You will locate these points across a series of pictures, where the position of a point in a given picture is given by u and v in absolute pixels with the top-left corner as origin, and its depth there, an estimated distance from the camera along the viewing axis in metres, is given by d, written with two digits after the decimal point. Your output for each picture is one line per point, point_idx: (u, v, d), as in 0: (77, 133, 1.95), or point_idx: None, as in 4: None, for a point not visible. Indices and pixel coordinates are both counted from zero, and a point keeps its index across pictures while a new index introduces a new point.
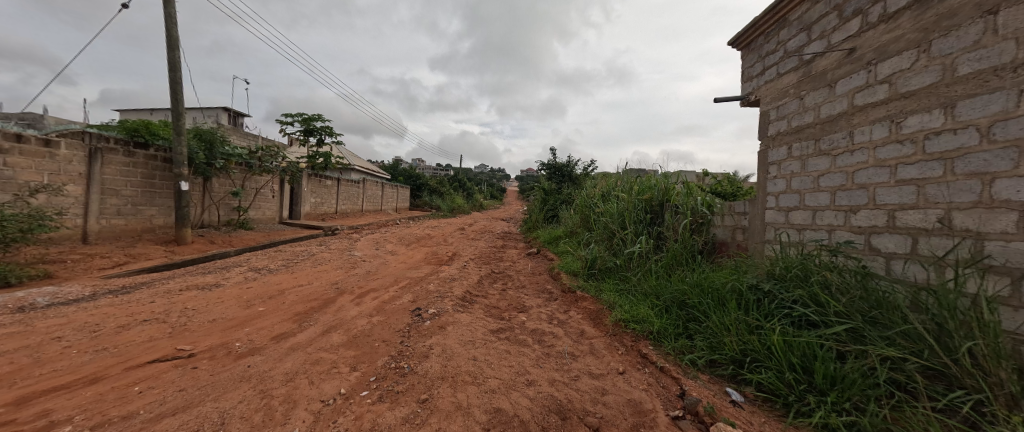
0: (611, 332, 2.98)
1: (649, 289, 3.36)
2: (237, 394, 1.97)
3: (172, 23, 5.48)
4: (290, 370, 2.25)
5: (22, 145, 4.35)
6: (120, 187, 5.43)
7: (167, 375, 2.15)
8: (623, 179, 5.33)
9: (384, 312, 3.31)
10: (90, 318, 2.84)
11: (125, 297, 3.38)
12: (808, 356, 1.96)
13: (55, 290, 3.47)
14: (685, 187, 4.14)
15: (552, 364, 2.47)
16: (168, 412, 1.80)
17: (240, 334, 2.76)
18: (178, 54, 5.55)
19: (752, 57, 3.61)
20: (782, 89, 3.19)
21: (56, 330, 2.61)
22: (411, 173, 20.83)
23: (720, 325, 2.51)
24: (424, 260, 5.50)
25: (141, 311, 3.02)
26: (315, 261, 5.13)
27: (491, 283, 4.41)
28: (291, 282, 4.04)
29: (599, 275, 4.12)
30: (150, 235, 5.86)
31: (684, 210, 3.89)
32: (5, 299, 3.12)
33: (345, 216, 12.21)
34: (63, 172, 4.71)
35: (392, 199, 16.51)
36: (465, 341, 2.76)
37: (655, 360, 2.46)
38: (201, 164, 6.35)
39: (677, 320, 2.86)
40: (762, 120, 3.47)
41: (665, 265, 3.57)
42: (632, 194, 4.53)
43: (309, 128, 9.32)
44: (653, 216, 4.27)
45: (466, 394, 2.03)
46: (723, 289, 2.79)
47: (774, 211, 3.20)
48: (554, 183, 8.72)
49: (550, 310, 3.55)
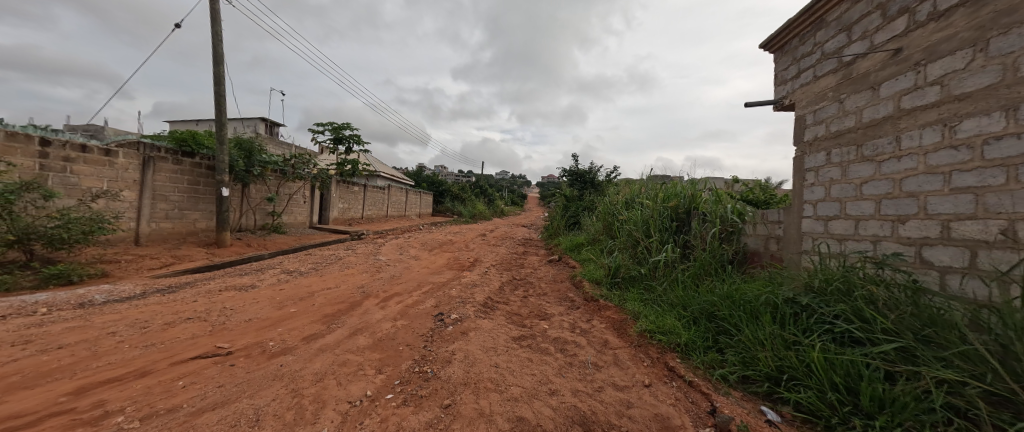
0: (636, 343, 2.90)
1: (676, 299, 3.26)
2: (270, 392, 2.05)
3: (217, 40, 5.87)
4: (319, 371, 2.32)
5: (86, 154, 4.75)
6: (169, 193, 5.83)
7: (207, 371, 2.27)
8: (647, 186, 5.22)
9: (408, 316, 3.37)
10: (140, 315, 3.05)
11: (171, 295, 3.61)
12: (852, 376, 1.84)
13: (111, 288, 3.75)
14: (713, 194, 4.01)
15: (575, 374, 2.43)
16: (208, 407, 1.89)
17: (273, 334, 2.88)
18: (221, 68, 5.93)
19: (787, 60, 3.48)
20: (820, 93, 3.05)
21: (111, 325, 2.81)
22: (433, 180, 21.18)
23: (753, 339, 2.40)
24: (446, 266, 5.56)
25: (184, 310, 3.21)
26: (343, 265, 5.29)
27: (513, 290, 4.40)
28: (320, 285, 4.18)
29: (623, 284, 4.03)
30: (194, 238, 6.24)
31: (713, 218, 3.75)
32: (68, 296, 3.40)
33: (370, 221, 12.58)
34: (120, 179, 5.11)
35: (415, 205, 16.87)
36: (488, 348, 2.77)
37: (682, 374, 2.38)
38: (240, 171, 6.74)
39: (706, 332, 2.75)
40: (798, 124, 3.32)
41: (693, 275, 3.45)
42: (657, 201, 4.44)
43: (339, 136, 9.70)
44: (679, 223, 4.16)
45: (489, 401, 2.03)
46: (756, 301, 2.67)
47: (812, 220, 3.03)
48: (576, 189, 8.64)
49: (572, 318, 3.50)
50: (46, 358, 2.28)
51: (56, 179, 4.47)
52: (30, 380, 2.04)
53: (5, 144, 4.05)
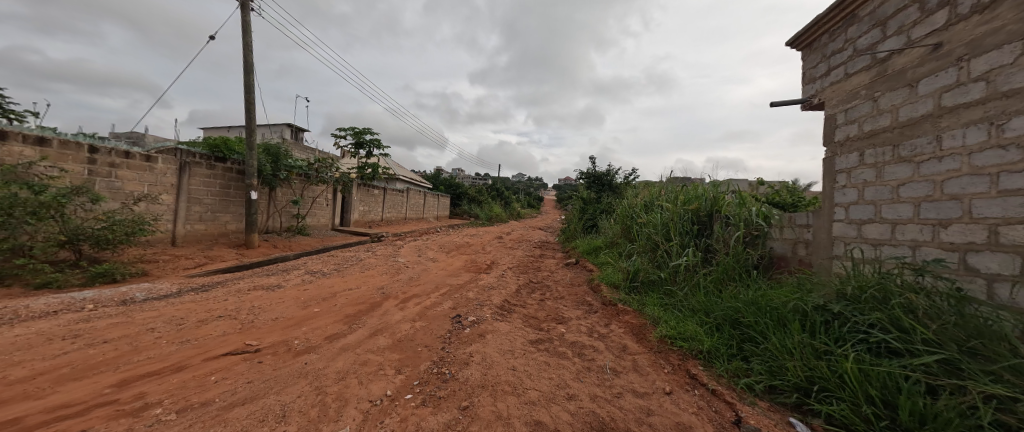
0: (656, 349, 2.84)
1: (697, 305, 3.17)
2: (296, 389, 2.12)
3: (247, 51, 6.15)
4: (341, 370, 2.38)
5: (129, 160, 5.05)
6: (203, 196, 6.13)
7: (237, 368, 2.37)
8: (667, 188, 5.13)
9: (427, 318, 3.41)
10: (177, 312, 3.21)
11: (204, 294, 3.78)
12: (889, 388, 1.74)
13: (150, 286, 3.97)
14: (736, 197, 3.89)
15: (593, 379, 2.40)
16: (238, 401, 1.97)
17: (298, 332, 2.98)
18: (251, 77, 6.20)
19: (815, 57, 3.35)
20: (852, 91, 2.92)
21: (150, 322, 2.98)
22: (451, 182, 21.43)
23: (781, 347, 2.31)
24: (463, 268, 5.61)
25: (216, 308, 3.36)
26: (363, 266, 5.43)
27: (530, 293, 4.39)
28: (342, 286, 4.29)
29: (642, 289, 3.96)
30: (225, 239, 6.53)
31: (737, 222, 3.63)
32: (112, 293, 3.62)
33: (389, 223, 12.85)
34: (158, 183, 5.41)
35: (433, 208, 17.09)
36: (505, 351, 2.77)
37: (705, 382, 2.32)
38: (268, 175, 7.03)
39: (730, 339, 2.67)
40: (827, 124, 3.19)
41: (716, 280, 3.35)
42: (678, 204, 4.35)
43: (360, 141, 9.97)
44: (701, 227, 4.07)
45: (507, 404, 2.03)
46: (784, 308, 2.57)
47: (843, 224, 2.89)
48: (594, 192, 8.55)
49: (590, 322, 3.46)
50: (93, 352, 2.44)
51: (102, 183, 4.78)
52: (79, 372, 2.18)
53: (58, 152, 4.37)
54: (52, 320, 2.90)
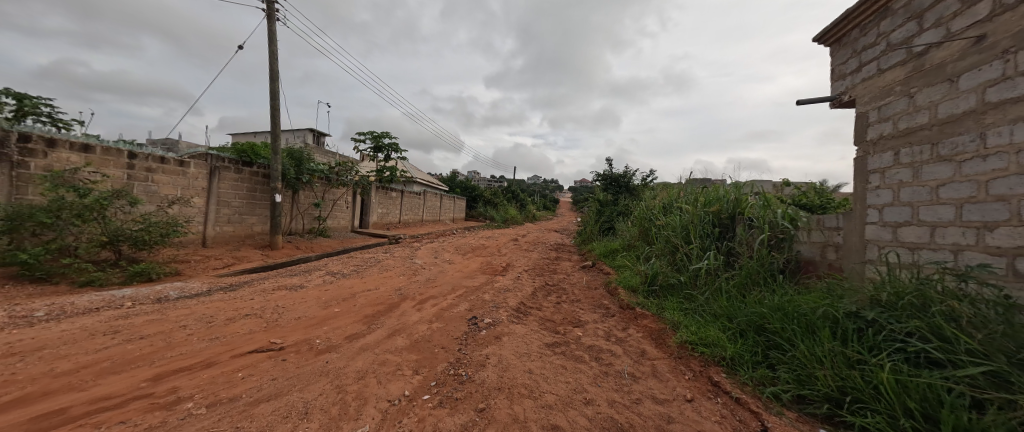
0: (676, 355, 2.77)
1: (719, 310, 3.09)
2: (317, 387, 2.17)
3: (273, 59, 6.39)
4: (361, 369, 2.43)
5: (164, 165, 5.32)
6: (231, 199, 6.39)
7: (262, 365, 2.45)
8: (686, 190, 5.02)
9: (443, 319, 3.45)
10: (207, 310, 3.35)
11: (232, 293, 3.94)
12: (930, 401, 1.64)
13: (182, 285, 4.16)
14: (760, 198, 3.76)
15: (611, 384, 2.36)
16: (264, 398, 2.04)
17: (320, 332, 3.05)
18: (276, 84, 6.44)
19: (845, 53, 3.22)
20: (885, 87, 2.79)
21: (182, 319, 3.12)
22: (467, 185, 21.61)
23: (810, 355, 2.21)
24: (479, 270, 5.64)
25: (243, 307, 3.49)
26: (382, 267, 5.54)
27: (545, 296, 4.37)
28: (361, 287, 4.39)
29: (661, 293, 3.88)
30: (251, 240, 6.78)
31: (760, 224, 3.52)
32: (149, 291, 3.82)
33: (407, 225, 13.06)
34: (190, 187, 5.68)
35: (449, 210, 17.28)
36: (521, 353, 2.76)
37: (728, 390, 2.24)
38: (291, 179, 7.28)
39: (755, 346, 2.58)
40: (859, 122, 3.06)
41: (739, 285, 3.25)
42: (698, 206, 4.25)
43: (379, 144, 10.19)
44: (722, 229, 3.96)
45: (523, 407, 2.02)
46: (813, 315, 2.46)
47: (877, 227, 2.76)
48: (610, 194, 8.45)
49: (607, 326, 3.42)
50: (130, 347, 2.57)
51: (140, 187, 5.06)
52: (118, 366, 2.30)
53: (101, 158, 4.65)
54: (94, 316, 3.07)
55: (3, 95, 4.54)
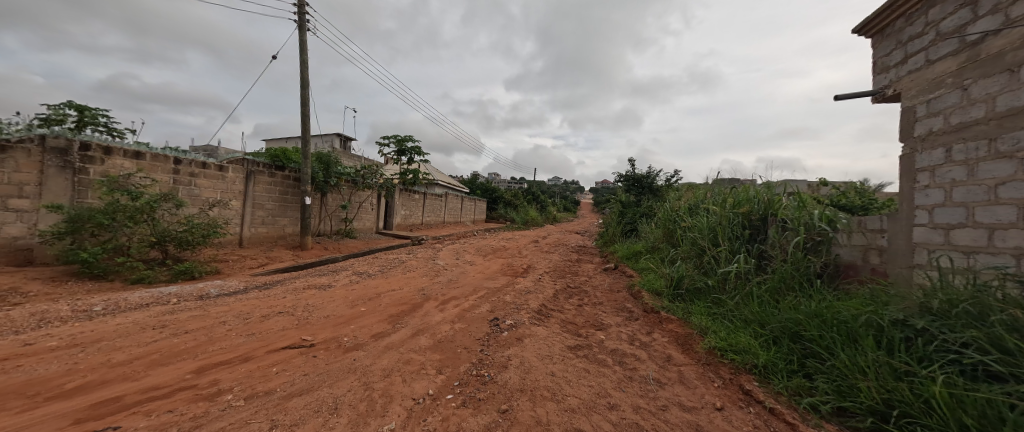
0: (704, 361, 2.68)
1: (751, 315, 2.97)
2: (346, 384, 2.24)
3: (304, 67, 6.69)
4: (387, 367, 2.49)
5: (205, 170, 5.66)
6: (265, 202, 6.71)
7: (295, 361, 2.56)
8: (714, 191, 4.87)
9: (465, 320, 3.48)
10: (244, 308, 3.53)
11: (266, 291, 4.14)
12: (990, 418, 1.50)
13: (222, 283, 4.41)
14: (795, 199, 3.59)
15: (636, 389, 2.31)
16: (297, 392, 2.13)
17: (347, 330, 3.15)
18: (307, 91, 6.73)
19: (889, 44, 3.03)
20: (935, 80, 2.61)
21: (222, 315, 3.30)
22: (487, 187, 21.77)
23: (851, 365, 2.08)
24: (500, 271, 5.67)
25: (276, 305, 3.66)
26: (406, 268, 5.66)
27: (567, 298, 4.34)
28: (386, 287, 4.50)
29: (687, 297, 3.77)
30: (283, 241, 7.10)
31: (795, 226, 3.35)
32: (193, 289, 4.07)
33: (429, 227, 13.31)
34: (228, 190, 6.01)
35: (470, 211, 17.48)
36: (544, 356, 2.75)
37: (761, 399, 2.15)
38: (320, 182, 7.59)
39: (790, 354, 2.46)
40: (905, 117, 2.87)
41: (772, 289, 3.11)
42: (726, 207, 4.11)
43: (402, 148, 10.43)
44: (753, 231, 3.82)
45: (546, 409, 2.01)
46: (854, 322, 2.32)
47: (926, 229, 2.57)
48: (633, 195, 8.30)
49: (631, 330, 3.35)
50: (176, 341, 2.74)
51: (184, 191, 5.39)
52: (166, 358, 2.47)
53: (151, 163, 5.00)
54: (145, 311, 3.30)
55: (66, 107, 4.96)
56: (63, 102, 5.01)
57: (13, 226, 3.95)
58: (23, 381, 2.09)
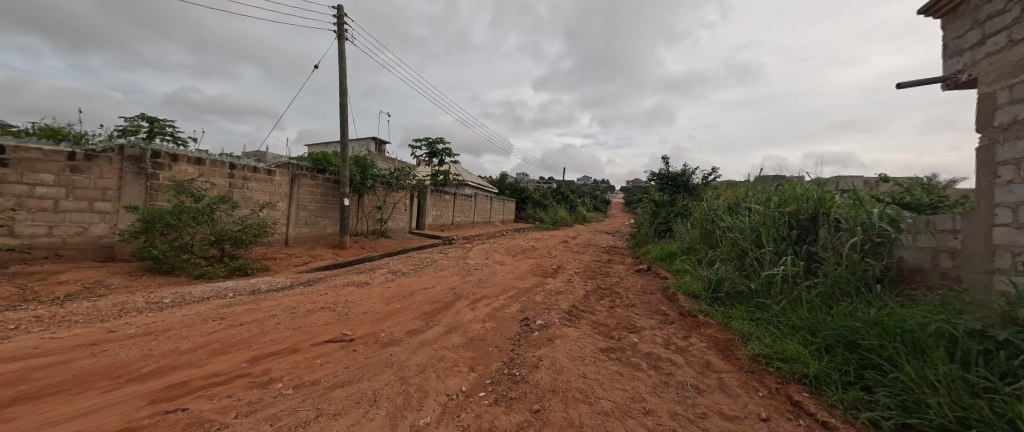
0: (747, 369, 2.54)
1: (800, 322, 2.78)
2: (383, 377, 2.34)
3: (343, 75, 7.04)
4: (421, 363, 2.57)
5: (256, 174, 6.10)
6: (308, 203, 7.13)
7: (336, 354, 2.70)
8: (756, 189, 4.62)
9: (496, 319, 3.52)
10: (291, 303, 3.78)
11: (310, 287, 4.40)
12: None
13: (271, 279, 4.73)
14: (850, 196, 3.32)
15: (673, 395, 2.23)
16: (339, 384, 2.24)
17: (384, 326, 3.29)
18: (346, 98, 7.09)
19: (963, 24, 2.74)
20: (1018, 62, 2.32)
21: (272, 309, 3.55)
22: (516, 187, 21.85)
23: (918, 378, 1.89)
24: (530, 271, 5.68)
25: (319, 301, 3.88)
26: (438, 267, 5.81)
27: (599, 299, 4.27)
28: (419, 285, 4.64)
29: (728, 300, 3.61)
30: (324, 241, 7.51)
31: (850, 226, 3.10)
32: (246, 284, 4.41)
33: (459, 227, 13.58)
34: (276, 192, 6.45)
35: (499, 212, 17.66)
36: (575, 357, 2.72)
37: (813, 412, 2.00)
38: (357, 184, 7.97)
39: (845, 364, 2.28)
40: (983, 104, 2.57)
41: (824, 294, 2.89)
42: (770, 206, 3.89)
43: (433, 150, 10.71)
44: (801, 232, 3.58)
45: (578, 411, 1.99)
46: (922, 332, 2.11)
47: (1010, 229, 2.28)
48: (667, 194, 8.05)
49: (666, 333, 3.24)
50: (233, 332, 2.98)
51: (238, 193, 5.85)
52: (225, 347, 2.69)
53: (210, 168, 5.47)
54: (206, 304, 3.61)
55: (139, 119, 5.53)
56: (137, 115, 5.59)
57: (98, 226, 4.45)
58: (108, 363, 2.35)
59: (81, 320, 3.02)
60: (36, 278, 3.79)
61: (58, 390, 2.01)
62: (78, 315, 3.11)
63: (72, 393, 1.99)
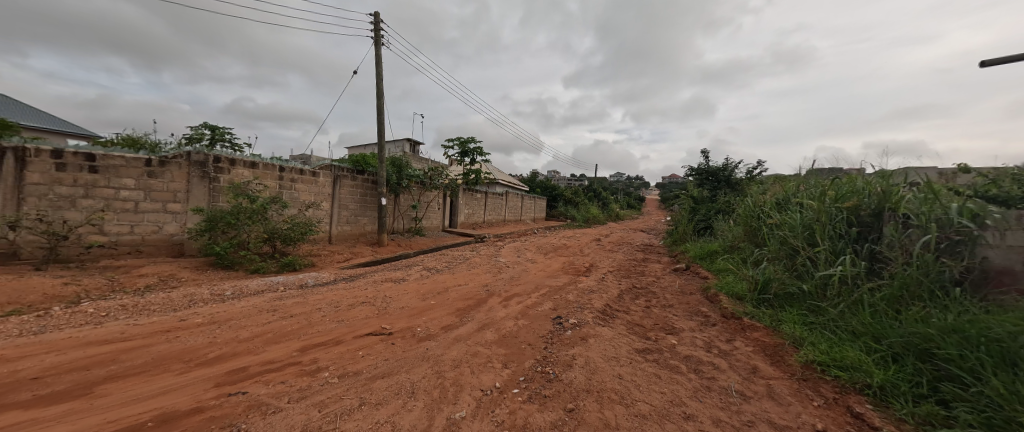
0: (799, 376, 2.37)
1: (861, 327, 2.55)
2: (420, 371, 2.42)
3: (379, 79, 7.33)
4: (456, 358, 2.63)
5: (302, 176, 6.52)
6: (349, 203, 7.51)
7: (377, 346, 2.83)
8: (809, 183, 4.29)
9: (529, 317, 3.52)
10: (334, 297, 4.00)
11: (351, 283, 4.64)
12: None
13: (316, 274, 5.04)
14: (921, 189, 2.99)
15: (716, 400, 2.13)
16: (379, 375, 2.35)
17: (420, 321, 3.40)
18: (382, 102, 7.39)
19: None
20: None
21: (318, 303, 3.78)
22: (546, 185, 21.73)
23: (1008, 394, 1.66)
24: (562, 269, 5.63)
25: (360, 295, 4.08)
26: (470, 264, 5.91)
27: (634, 299, 4.14)
28: (453, 282, 4.75)
29: (776, 303, 3.39)
30: (363, 238, 7.87)
31: (921, 222, 2.79)
32: (294, 279, 4.73)
33: (490, 225, 13.73)
34: (320, 193, 6.86)
35: (530, 210, 17.66)
36: (610, 357, 2.67)
37: (877, 425, 1.83)
38: (393, 184, 8.28)
39: (917, 375, 2.06)
40: None
41: (890, 297, 2.63)
42: (826, 201, 3.59)
43: (465, 149, 10.89)
44: (862, 229, 3.27)
45: (614, 413, 1.95)
46: (1013, 341, 1.86)
47: None
48: (707, 190, 7.67)
49: (707, 336, 3.10)
50: (284, 323, 3.21)
51: (288, 194, 6.29)
52: (278, 337, 2.90)
53: (263, 171, 5.92)
54: (260, 297, 3.91)
55: (202, 128, 6.08)
56: (201, 124, 6.15)
57: (170, 225, 4.96)
58: (180, 348, 2.62)
59: (158, 309, 3.38)
60: (122, 271, 4.30)
61: (141, 371, 2.27)
62: (156, 305, 3.49)
63: (152, 374, 2.23)
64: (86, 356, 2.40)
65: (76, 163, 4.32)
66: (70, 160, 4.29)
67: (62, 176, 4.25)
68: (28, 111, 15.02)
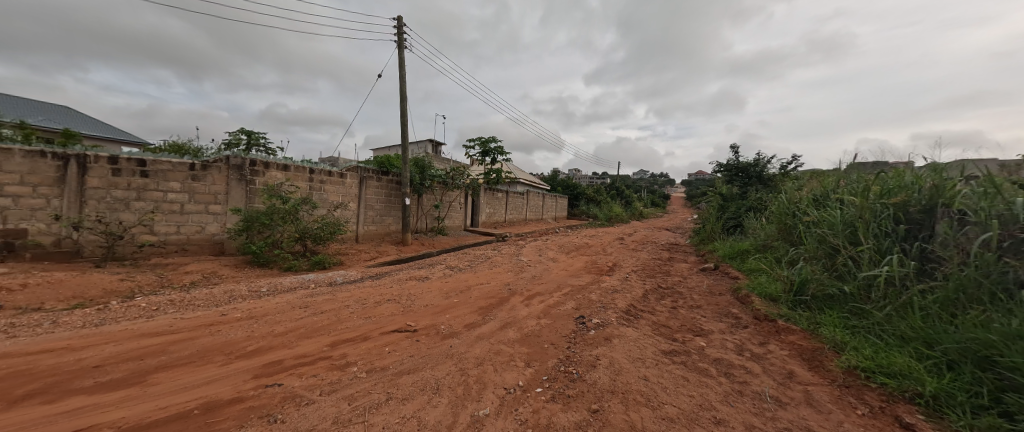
0: (841, 383, 2.24)
1: (912, 332, 2.38)
2: (444, 368, 2.46)
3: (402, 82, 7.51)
4: (479, 356, 2.65)
5: (330, 178, 6.77)
6: (374, 203, 7.73)
7: (402, 343, 2.90)
8: (850, 178, 4.04)
9: (551, 316, 3.51)
10: (362, 294, 4.14)
11: (377, 281, 4.78)
12: None
13: (344, 272, 5.23)
14: (980, 183, 2.74)
15: (748, 405, 2.04)
16: (405, 371, 2.41)
17: (443, 319, 3.45)
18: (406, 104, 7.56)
19: None
20: None
21: (346, 300, 3.92)
22: (567, 184, 21.54)
23: None
24: (584, 269, 5.57)
25: (385, 293, 4.20)
26: (492, 263, 5.95)
27: (659, 299, 4.04)
28: (475, 280, 4.80)
29: (814, 305, 3.22)
30: (387, 238, 8.08)
31: (981, 218, 2.56)
32: (324, 277, 4.92)
33: (511, 224, 13.76)
34: (347, 194, 7.10)
35: (551, 209, 17.56)
36: (635, 358, 2.61)
37: None
38: (416, 184, 8.44)
39: (976, 384, 1.90)
40: None
41: (944, 300, 2.43)
42: (870, 197, 3.37)
43: (486, 149, 10.96)
44: (911, 227, 3.04)
45: (640, 415, 1.91)
46: None
47: None
48: (737, 186, 7.36)
49: (738, 338, 2.98)
50: (316, 319, 3.34)
51: (317, 195, 6.55)
52: (310, 333, 3.03)
53: (295, 173, 6.20)
54: (293, 293, 4.10)
55: (240, 133, 6.44)
56: (238, 129, 6.52)
57: (212, 225, 5.28)
58: (222, 341, 2.79)
59: (202, 304, 3.62)
60: (170, 268, 4.63)
61: (188, 362, 2.43)
62: (200, 300, 3.73)
63: (198, 365, 2.39)
64: (140, 347, 2.60)
65: (130, 168, 4.68)
66: (124, 165, 4.65)
67: (118, 180, 4.62)
68: (89, 121, 16.41)
